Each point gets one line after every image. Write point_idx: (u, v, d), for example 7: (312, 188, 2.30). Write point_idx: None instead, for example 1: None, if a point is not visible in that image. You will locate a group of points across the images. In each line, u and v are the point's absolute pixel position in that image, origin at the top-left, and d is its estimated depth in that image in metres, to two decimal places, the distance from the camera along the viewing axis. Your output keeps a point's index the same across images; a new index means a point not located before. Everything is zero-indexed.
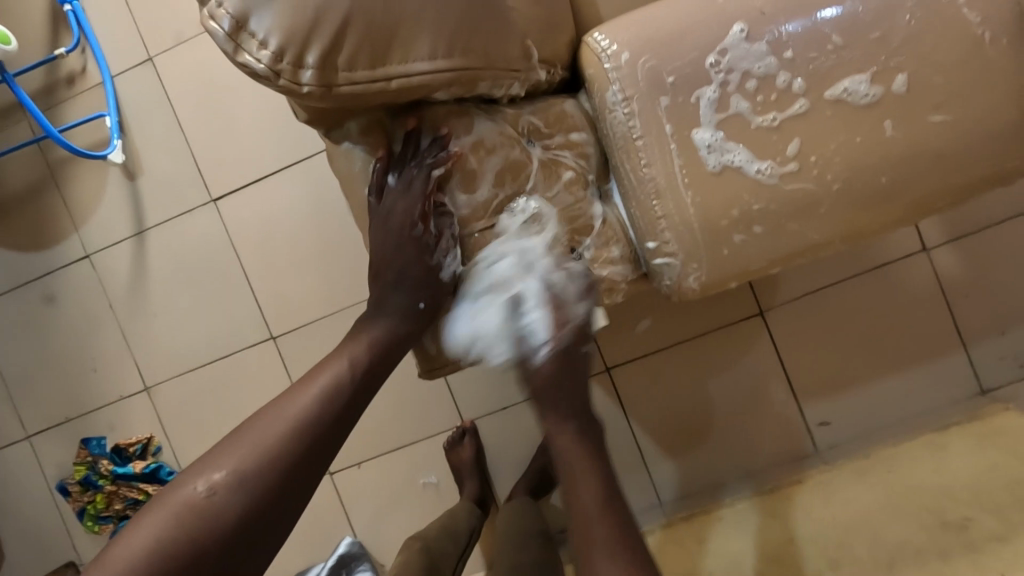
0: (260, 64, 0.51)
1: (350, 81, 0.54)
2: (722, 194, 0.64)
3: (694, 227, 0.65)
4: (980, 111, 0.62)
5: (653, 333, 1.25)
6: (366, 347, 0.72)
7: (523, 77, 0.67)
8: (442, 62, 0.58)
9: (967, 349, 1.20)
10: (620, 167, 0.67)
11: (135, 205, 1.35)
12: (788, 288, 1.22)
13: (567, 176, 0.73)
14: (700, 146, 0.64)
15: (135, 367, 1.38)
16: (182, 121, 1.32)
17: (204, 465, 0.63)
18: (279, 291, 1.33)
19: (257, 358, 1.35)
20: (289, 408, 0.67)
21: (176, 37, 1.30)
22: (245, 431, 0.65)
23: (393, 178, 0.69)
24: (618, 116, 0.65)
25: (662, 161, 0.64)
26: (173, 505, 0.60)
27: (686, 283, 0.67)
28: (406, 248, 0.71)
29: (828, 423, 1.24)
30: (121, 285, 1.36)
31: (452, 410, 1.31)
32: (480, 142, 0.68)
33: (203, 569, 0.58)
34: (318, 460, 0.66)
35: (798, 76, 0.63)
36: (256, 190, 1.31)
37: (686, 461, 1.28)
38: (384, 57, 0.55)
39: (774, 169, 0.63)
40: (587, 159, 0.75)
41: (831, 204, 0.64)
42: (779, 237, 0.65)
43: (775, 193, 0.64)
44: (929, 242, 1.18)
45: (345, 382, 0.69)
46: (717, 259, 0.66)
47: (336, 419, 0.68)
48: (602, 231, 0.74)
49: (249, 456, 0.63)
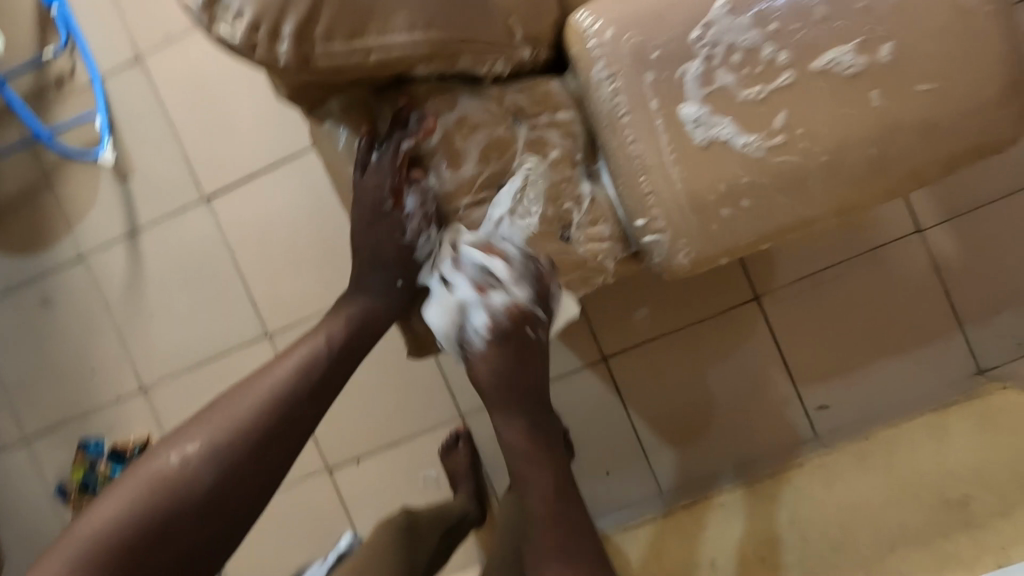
0: (235, 35, 0.52)
1: (328, 54, 0.55)
2: (710, 169, 0.64)
3: (682, 203, 0.64)
4: (966, 80, 0.62)
5: (649, 321, 1.25)
6: (345, 322, 0.74)
7: (507, 53, 0.66)
8: (421, 34, 0.58)
9: (964, 329, 1.20)
10: (606, 145, 0.67)
11: (127, 205, 1.34)
12: (784, 272, 1.22)
13: (553, 155, 0.72)
14: (687, 121, 0.63)
15: (131, 368, 1.37)
16: (172, 120, 1.32)
17: (180, 436, 0.66)
18: (274, 288, 1.33)
19: (253, 356, 1.35)
20: (264, 381, 0.69)
21: (165, 35, 1.30)
22: (218, 404, 0.68)
23: (376, 155, 0.69)
24: (604, 94, 0.65)
25: (648, 137, 0.64)
26: (148, 472, 0.63)
27: (675, 260, 0.67)
28: (386, 226, 0.73)
29: (827, 407, 1.23)
30: (115, 286, 1.36)
31: (449, 403, 1.30)
32: (464, 119, 0.68)
33: (173, 532, 0.61)
34: (292, 431, 0.68)
35: (783, 48, 0.63)
36: (248, 186, 1.31)
37: (686, 449, 1.27)
38: (361, 31, 0.56)
39: (761, 142, 0.63)
40: (574, 138, 0.73)
41: (819, 177, 0.64)
42: (768, 212, 0.65)
43: (763, 167, 0.64)
44: (923, 224, 1.18)
45: (321, 357, 0.71)
46: (707, 236, 0.65)
47: (311, 392, 0.70)
48: (590, 211, 0.74)
49: (222, 428, 0.66)
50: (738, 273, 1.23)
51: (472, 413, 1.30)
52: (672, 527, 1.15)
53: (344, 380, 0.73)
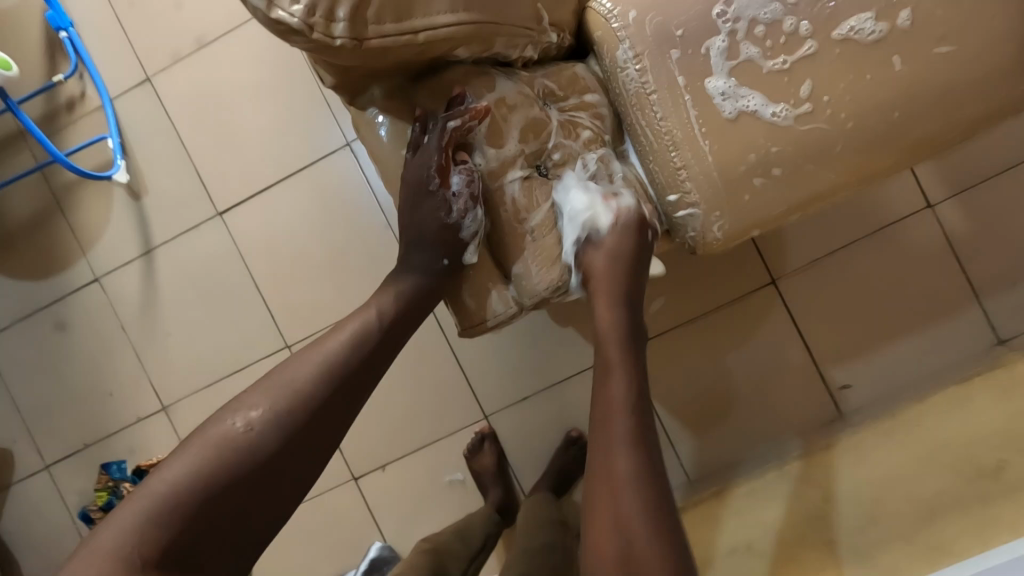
0: (293, 19, 0.53)
1: (380, 34, 0.56)
2: (738, 141, 0.66)
3: (713, 176, 0.67)
4: (984, 40, 0.63)
5: (669, 309, 1.25)
6: (394, 297, 0.75)
7: (536, 39, 0.70)
8: (464, 16, 0.60)
9: (980, 301, 1.20)
10: (635, 124, 0.69)
11: (142, 224, 1.35)
12: (798, 254, 1.23)
13: (585, 136, 0.74)
14: (714, 95, 0.65)
15: (152, 387, 1.37)
16: (184, 137, 1.33)
17: (238, 404, 0.65)
18: (293, 298, 1.33)
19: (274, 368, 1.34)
20: (321, 352, 0.70)
21: (174, 54, 1.32)
22: (278, 372, 0.68)
23: (427, 136, 0.69)
24: (630, 74, 0.67)
25: (676, 113, 0.66)
26: (210, 439, 0.63)
27: (710, 233, 0.70)
28: (431, 207, 0.72)
29: (850, 385, 1.24)
30: (133, 305, 1.36)
31: (473, 404, 1.30)
32: (502, 100, 0.69)
33: (241, 495, 0.61)
34: (348, 401, 0.70)
35: (804, 19, 0.64)
36: (263, 198, 1.32)
37: (712, 437, 1.27)
38: (409, 13, 0.57)
39: (788, 111, 0.65)
40: (602, 119, 0.76)
41: (845, 142, 0.66)
42: (797, 180, 0.67)
43: (789, 135, 0.65)
44: (934, 199, 1.20)
45: (373, 330, 0.73)
46: (739, 208, 0.68)
47: (366, 363, 0.71)
48: (622, 189, 0.76)
49: (282, 396, 0.66)
50: (754, 258, 1.24)
51: (495, 414, 1.30)
52: (705, 515, 1.14)
53: (392, 357, 0.75)
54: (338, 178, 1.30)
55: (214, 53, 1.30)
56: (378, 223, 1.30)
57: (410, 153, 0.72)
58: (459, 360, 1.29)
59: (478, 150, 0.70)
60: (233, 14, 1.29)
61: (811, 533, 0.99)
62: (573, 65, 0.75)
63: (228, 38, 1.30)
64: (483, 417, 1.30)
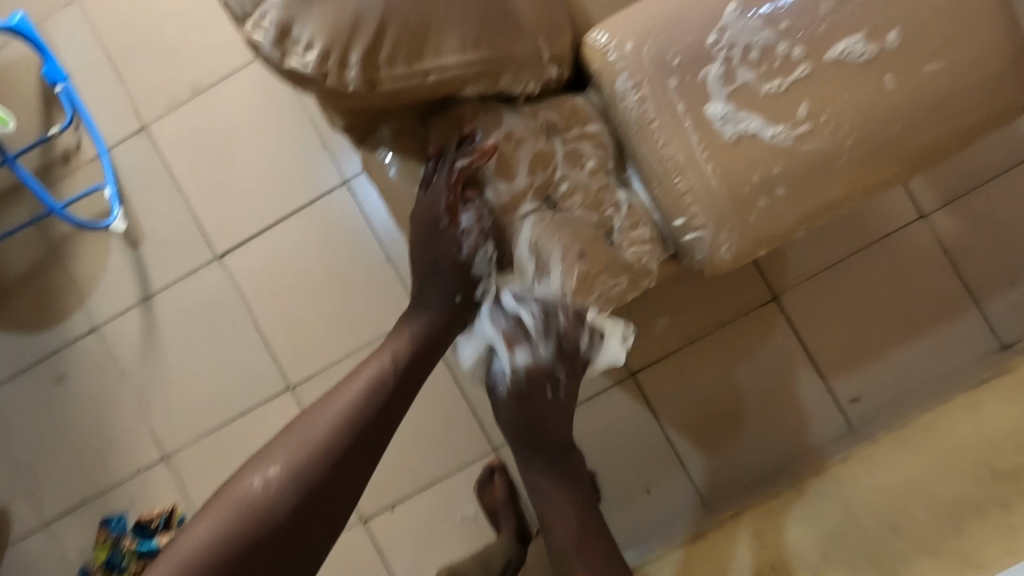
0: (306, 67, 0.55)
1: (391, 77, 0.59)
2: (742, 162, 0.67)
3: (719, 198, 0.67)
4: (968, 56, 0.66)
5: (673, 330, 1.25)
6: (409, 340, 0.75)
7: (537, 74, 0.71)
8: (472, 55, 0.62)
9: (980, 306, 1.21)
10: (636, 152, 0.70)
11: (140, 272, 1.34)
12: (797, 269, 1.24)
13: (589, 165, 0.75)
14: (714, 119, 0.67)
15: (153, 437, 1.34)
16: (182, 183, 1.34)
17: (259, 461, 0.67)
18: (295, 339, 1.32)
19: (277, 411, 1.32)
20: (337, 402, 0.71)
21: (169, 102, 1.33)
22: (297, 425, 0.70)
23: (439, 175, 0.70)
24: (630, 103, 0.68)
25: (678, 139, 0.67)
26: (232, 499, 0.64)
27: (719, 254, 0.70)
28: (442, 245, 0.73)
29: (859, 398, 1.23)
30: (133, 354, 1.34)
31: (481, 436, 1.28)
32: (510, 134, 0.70)
33: (262, 557, 0.62)
34: (367, 450, 0.70)
35: (796, 44, 0.66)
36: (262, 240, 1.32)
37: (725, 457, 1.26)
38: (420, 53, 0.59)
39: (788, 132, 0.67)
40: (604, 148, 0.76)
41: (846, 159, 0.67)
42: (802, 198, 0.68)
43: (791, 155, 0.67)
44: (925, 209, 1.22)
45: (387, 373, 0.73)
46: (747, 227, 0.69)
47: (382, 410, 0.71)
48: (629, 215, 0.76)
49: (301, 450, 0.67)
50: (755, 275, 1.24)
51: (503, 446, 1.28)
52: (725, 540, 1.12)
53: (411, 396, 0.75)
54: (337, 216, 1.30)
55: (210, 100, 1.32)
56: (379, 258, 1.30)
57: (420, 188, 0.72)
58: (465, 392, 1.28)
59: (489, 185, 0.71)
60: (228, 61, 1.31)
61: (835, 551, 0.97)
62: (572, 96, 0.77)
63: (224, 84, 1.32)
64: (492, 450, 1.28)
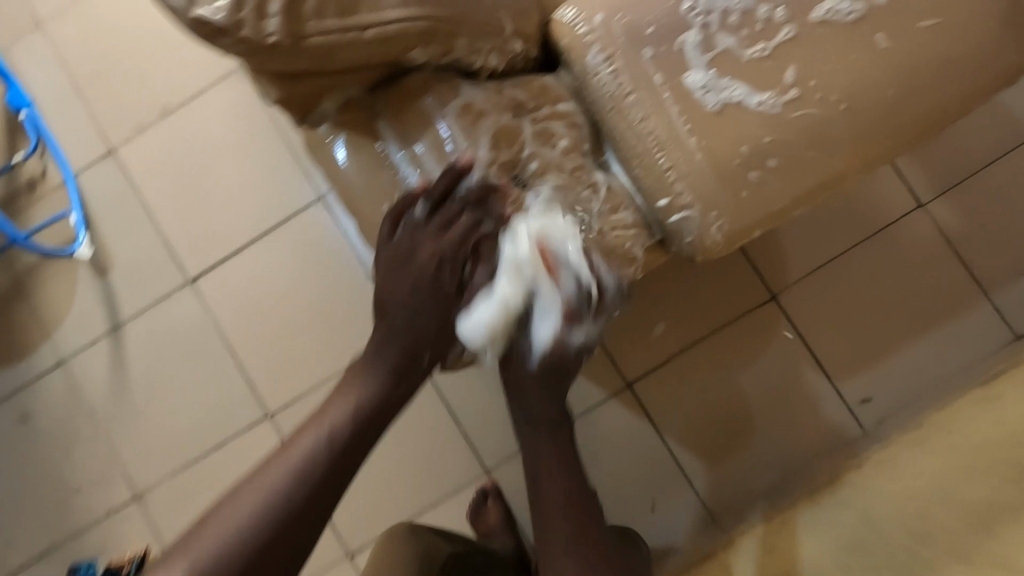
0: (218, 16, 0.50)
1: (322, 29, 0.53)
2: (729, 134, 0.63)
3: (706, 173, 0.64)
4: (958, 13, 0.62)
5: (670, 336, 1.19)
6: (349, 415, 0.69)
7: (499, 46, 0.66)
8: (415, 9, 0.57)
9: (988, 295, 1.16)
10: (613, 129, 0.67)
11: (109, 301, 1.28)
12: (795, 267, 1.18)
13: (562, 145, 0.70)
14: (695, 88, 0.63)
15: (124, 475, 1.26)
16: (152, 206, 1.29)
17: (172, 555, 0.63)
18: (273, 363, 1.25)
19: (255, 441, 1.25)
20: (257, 487, 0.65)
21: (137, 124, 1.29)
22: (212, 517, 0.65)
23: (466, 216, 0.68)
24: (603, 78, 0.65)
25: (658, 112, 0.64)
26: None
27: (710, 235, 0.66)
28: (441, 274, 0.70)
29: (870, 398, 1.17)
30: (101, 387, 1.27)
31: (472, 458, 1.21)
32: (470, 106, 0.66)
33: None
34: (286, 544, 0.64)
35: (779, 5, 0.63)
36: (237, 261, 1.26)
37: (732, 468, 1.19)
38: (352, 7, 0.54)
39: (775, 99, 0.63)
40: (579, 128, 0.71)
41: (841, 126, 0.64)
42: (796, 169, 0.64)
43: (781, 123, 0.63)
44: (922, 198, 1.17)
45: (347, 422, 0.69)
46: (737, 202, 0.65)
47: (307, 499, 0.65)
48: (609, 198, 0.71)
49: (210, 547, 0.62)
50: (751, 274, 1.19)
51: (496, 468, 1.21)
52: (737, 560, 1.03)
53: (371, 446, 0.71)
54: (314, 231, 1.25)
55: (180, 119, 1.28)
56: (359, 274, 1.25)
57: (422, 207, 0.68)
58: (452, 411, 1.21)
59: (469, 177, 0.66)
60: (197, 79, 1.28)
61: None
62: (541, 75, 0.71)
63: (194, 102, 1.28)
64: (484, 473, 1.21)
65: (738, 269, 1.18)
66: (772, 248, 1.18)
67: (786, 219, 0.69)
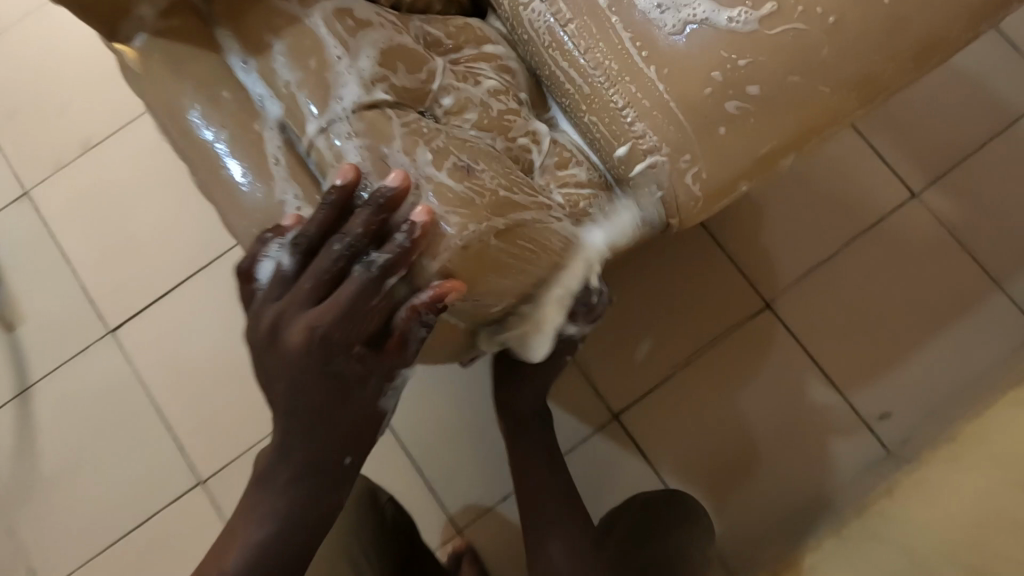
0: None
1: None
2: (694, 57, 0.59)
3: (671, 106, 0.59)
4: None
5: (657, 356, 1.06)
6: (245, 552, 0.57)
7: None
8: None
9: (1003, 288, 1.04)
10: (555, 72, 0.64)
11: (18, 359, 1.12)
12: (787, 271, 1.07)
13: (488, 86, 0.62)
14: (651, 10, 0.60)
15: (26, 567, 1.06)
16: (68, 250, 1.15)
17: None
18: (206, 418, 1.08)
19: (185, 515, 1.06)
20: None
21: (56, 161, 1.17)
22: None
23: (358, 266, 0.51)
24: (540, 12, 0.63)
25: (607, 41, 0.61)
26: None
27: (684, 182, 0.60)
28: (338, 343, 0.52)
29: (890, 414, 1.02)
30: (3, 461, 1.09)
31: (444, 516, 1.03)
32: (349, 11, 0.56)
33: None
34: None
35: None
36: (166, 304, 1.12)
37: (743, 507, 1.02)
38: None
39: (749, 13, 0.58)
40: (512, 76, 0.65)
41: (830, 44, 0.58)
42: (779, 96, 0.58)
43: (756, 41, 0.58)
44: (914, 187, 1.08)
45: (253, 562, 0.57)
46: (715, 143, 0.59)
47: None
48: (554, 152, 0.64)
49: None
50: (740, 282, 1.08)
51: (472, 526, 1.03)
52: None
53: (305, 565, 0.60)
54: None
55: (103, 153, 1.17)
56: None
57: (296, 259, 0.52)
58: (421, 460, 1.05)
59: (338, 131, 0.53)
60: (122, 111, 1.18)
61: None
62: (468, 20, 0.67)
63: (119, 135, 1.17)
64: (460, 533, 1.03)
65: (726, 278, 1.07)
66: (759, 253, 1.08)
67: (778, 168, 0.63)
